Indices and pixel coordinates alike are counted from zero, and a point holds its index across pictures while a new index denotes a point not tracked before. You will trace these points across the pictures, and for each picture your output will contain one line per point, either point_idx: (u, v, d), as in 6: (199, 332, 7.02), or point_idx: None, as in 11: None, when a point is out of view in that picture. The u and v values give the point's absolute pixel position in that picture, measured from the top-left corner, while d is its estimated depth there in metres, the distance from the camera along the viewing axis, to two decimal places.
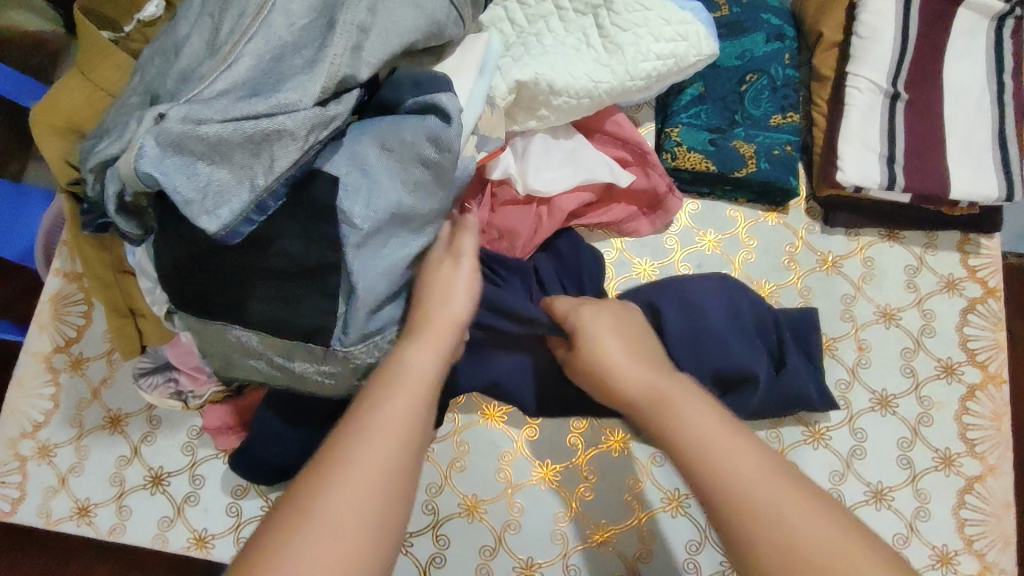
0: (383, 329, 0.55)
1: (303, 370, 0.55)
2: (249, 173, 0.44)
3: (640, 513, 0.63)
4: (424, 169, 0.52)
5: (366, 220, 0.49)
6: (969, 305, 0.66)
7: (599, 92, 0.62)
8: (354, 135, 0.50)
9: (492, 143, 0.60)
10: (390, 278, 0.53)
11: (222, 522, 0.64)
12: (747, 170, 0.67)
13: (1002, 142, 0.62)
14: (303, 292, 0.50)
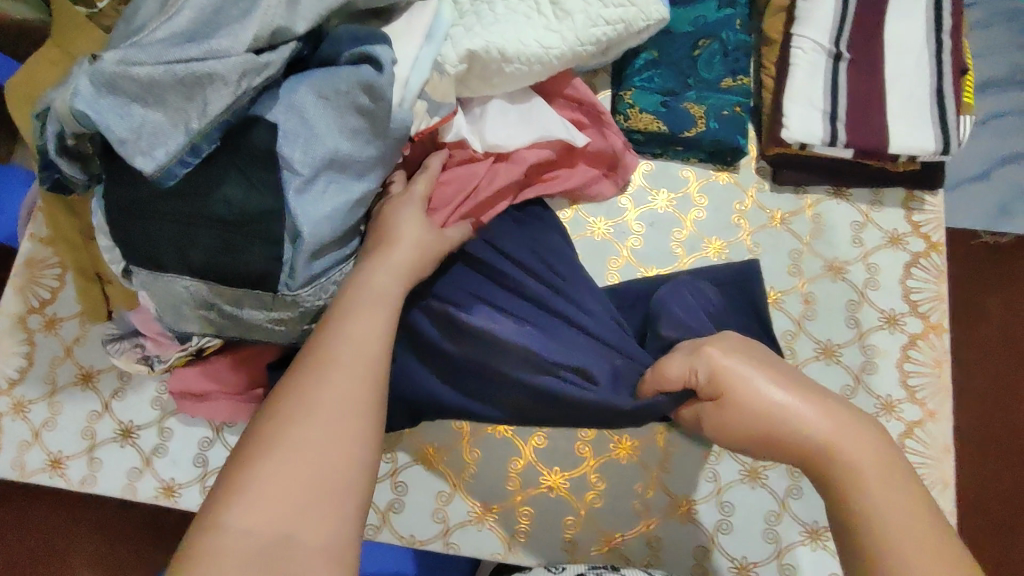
0: (327, 272, 0.60)
1: (251, 318, 0.59)
2: (183, 117, 0.50)
3: (591, 459, 0.65)
4: (359, 117, 0.55)
5: (304, 165, 0.54)
6: (912, 259, 0.68)
7: (550, 58, 0.63)
8: (292, 85, 0.55)
9: (445, 109, 0.62)
10: (333, 223, 0.56)
11: (189, 472, 0.67)
12: (697, 130, 0.69)
13: (939, 98, 0.64)
14: (245, 238, 0.54)
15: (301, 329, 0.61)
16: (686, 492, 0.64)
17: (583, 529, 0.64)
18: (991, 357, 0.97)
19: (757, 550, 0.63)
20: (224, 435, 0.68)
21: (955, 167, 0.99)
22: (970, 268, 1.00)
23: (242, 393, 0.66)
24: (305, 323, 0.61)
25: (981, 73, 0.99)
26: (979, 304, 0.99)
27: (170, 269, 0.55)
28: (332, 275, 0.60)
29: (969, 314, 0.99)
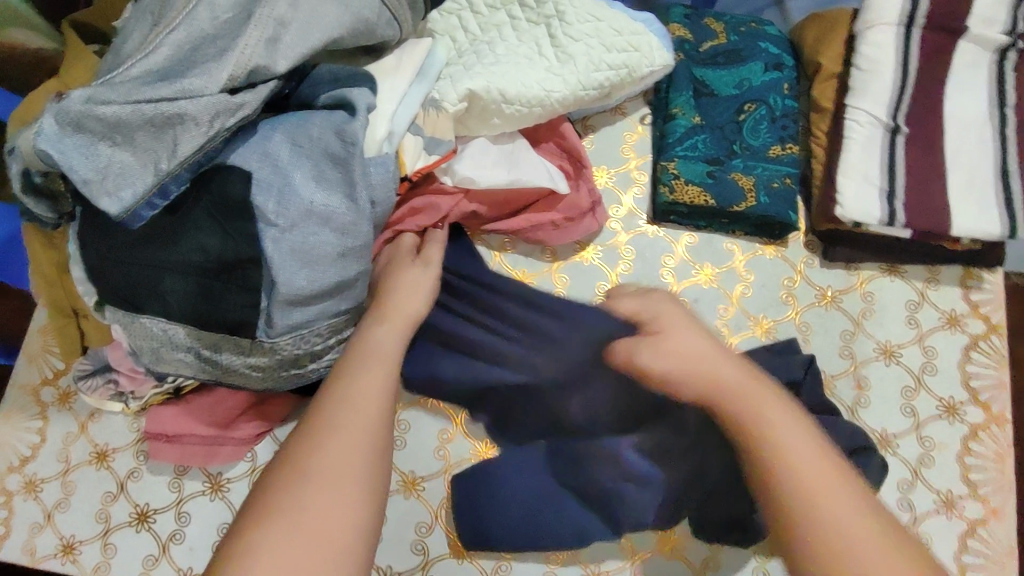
0: (313, 322, 0.60)
1: (230, 363, 0.59)
2: (152, 157, 0.50)
3: (633, 554, 0.62)
4: (333, 167, 0.56)
5: (279, 216, 0.54)
6: (971, 343, 0.65)
7: (552, 100, 0.65)
8: (267, 131, 0.56)
9: (445, 146, 0.64)
10: (311, 270, 0.56)
11: (209, 561, 0.63)
12: (746, 205, 0.65)
13: (1004, 177, 0.61)
14: (223, 285, 0.55)
15: (277, 376, 0.62)
16: None
17: None
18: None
19: None
20: None
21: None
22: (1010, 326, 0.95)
23: (219, 437, 0.64)
24: (281, 369, 0.61)
25: None
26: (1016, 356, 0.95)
27: (146, 311, 0.55)
28: (318, 328, 0.60)
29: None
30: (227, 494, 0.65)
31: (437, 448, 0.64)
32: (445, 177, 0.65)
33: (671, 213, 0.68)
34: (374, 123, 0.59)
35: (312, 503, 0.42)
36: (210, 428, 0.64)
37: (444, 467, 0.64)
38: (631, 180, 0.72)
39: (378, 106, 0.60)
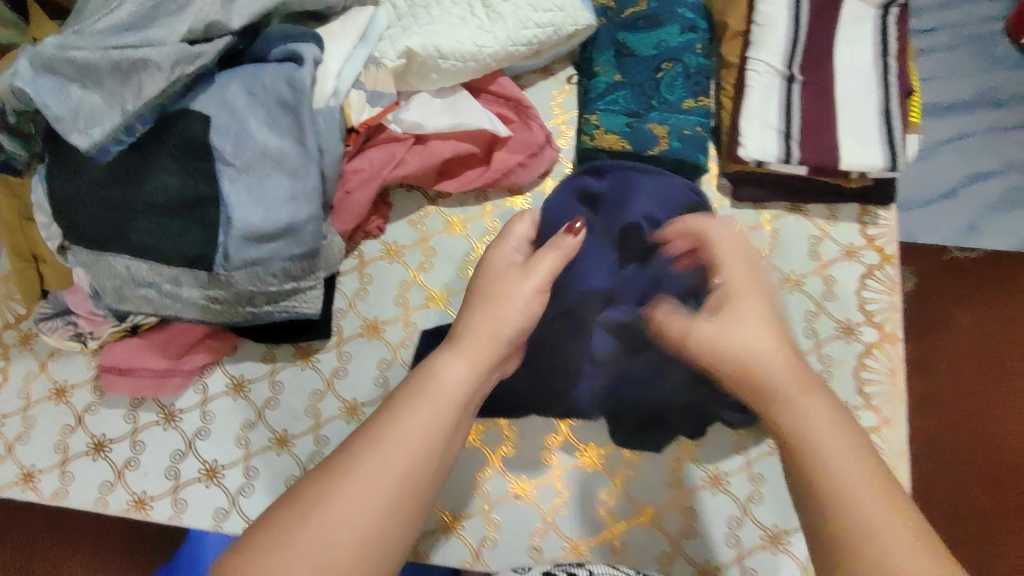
0: (266, 261, 0.61)
1: (190, 297, 0.62)
2: (118, 99, 0.52)
3: (558, 468, 0.67)
4: (285, 113, 0.59)
5: (236, 157, 0.58)
6: (867, 271, 0.71)
7: (484, 56, 0.69)
8: (222, 82, 0.59)
9: (387, 98, 0.68)
10: (267, 209, 0.59)
11: (160, 485, 0.67)
12: (659, 149, 0.71)
13: (887, 118, 0.67)
14: (184, 223, 0.58)
15: (234, 312, 0.64)
16: (649, 499, 0.66)
17: (549, 537, 0.65)
18: (959, 369, 0.98)
19: (717, 554, 0.64)
20: (196, 447, 0.68)
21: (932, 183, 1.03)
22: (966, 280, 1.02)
23: (175, 370, 0.68)
24: (237, 306, 0.64)
25: (962, 96, 1.04)
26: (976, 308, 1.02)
27: (110, 250, 0.60)
28: (272, 267, 0.62)
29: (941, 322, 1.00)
30: (179, 423, 0.69)
31: (377, 375, 0.69)
32: (391, 125, 0.69)
33: (593, 161, 0.74)
34: (322, 79, 0.63)
35: (346, 515, 0.41)
36: (163, 361, 0.68)
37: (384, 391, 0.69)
38: (559, 134, 0.78)
39: (325, 63, 0.63)
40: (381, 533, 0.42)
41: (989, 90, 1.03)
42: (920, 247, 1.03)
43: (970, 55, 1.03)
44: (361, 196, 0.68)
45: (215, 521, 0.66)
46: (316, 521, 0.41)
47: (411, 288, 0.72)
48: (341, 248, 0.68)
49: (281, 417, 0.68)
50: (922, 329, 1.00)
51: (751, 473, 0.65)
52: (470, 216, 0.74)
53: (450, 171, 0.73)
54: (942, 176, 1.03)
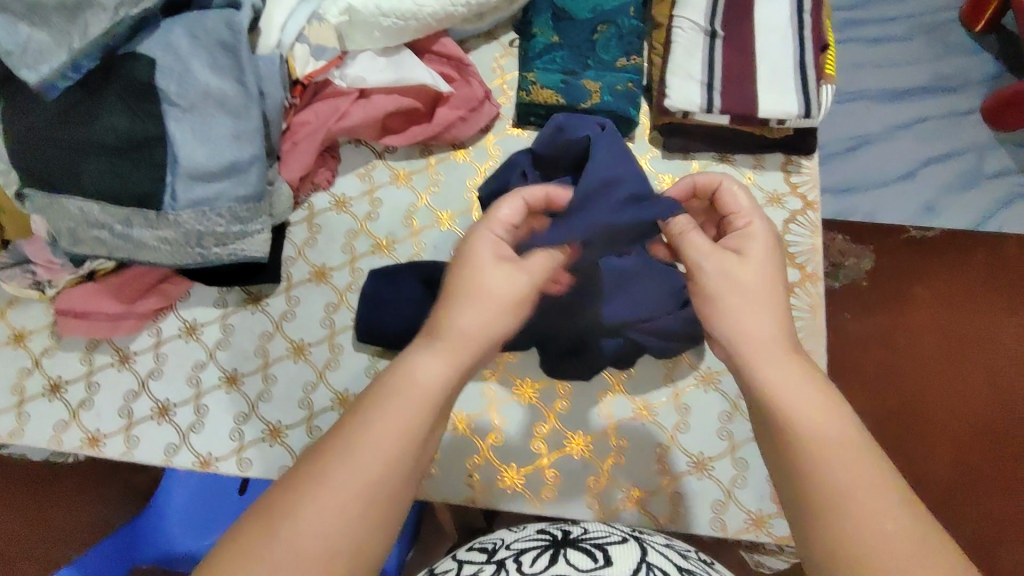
0: (213, 201, 0.65)
1: (140, 238, 0.64)
2: (65, 38, 0.57)
3: (495, 401, 0.70)
4: (225, 54, 0.63)
5: (180, 97, 0.62)
6: (790, 216, 0.75)
7: (423, 15, 0.72)
8: (167, 27, 0.63)
9: (331, 52, 0.71)
10: (212, 148, 0.63)
11: (114, 423, 0.70)
12: (591, 103, 0.75)
13: (801, 69, 0.71)
14: (133, 163, 0.62)
15: (183, 254, 0.66)
16: (581, 429, 0.69)
17: (484, 465, 0.68)
18: (920, 340, 1.14)
19: (644, 480, 0.67)
20: (149, 387, 0.71)
21: (890, 167, 1.17)
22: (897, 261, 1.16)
23: (129, 313, 0.71)
24: (187, 247, 0.66)
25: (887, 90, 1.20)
26: (914, 294, 1.16)
27: (63, 191, 0.62)
28: (219, 207, 0.65)
29: (905, 298, 1.15)
30: (133, 364, 0.72)
31: (323, 317, 0.72)
32: (336, 79, 0.73)
33: (531, 116, 0.78)
34: (266, 32, 0.67)
35: (311, 521, 0.40)
36: (117, 304, 0.71)
37: (329, 333, 0.72)
38: (500, 93, 0.81)
39: (269, 15, 0.67)
40: (359, 533, 0.41)
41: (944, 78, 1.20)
42: (879, 227, 1.17)
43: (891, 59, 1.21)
44: (307, 146, 0.72)
45: (166, 456, 0.69)
46: (284, 524, 0.40)
47: (358, 237, 0.75)
48: (289, 193, 0.71)
49: (231, 358, 0.71)
50: (883, 305, 1.15)
51: (676, 403, 0.70)
52: (415, 169, 0.78)
53: (395, 126, 0.77)
54: (890, 162, 1.18)
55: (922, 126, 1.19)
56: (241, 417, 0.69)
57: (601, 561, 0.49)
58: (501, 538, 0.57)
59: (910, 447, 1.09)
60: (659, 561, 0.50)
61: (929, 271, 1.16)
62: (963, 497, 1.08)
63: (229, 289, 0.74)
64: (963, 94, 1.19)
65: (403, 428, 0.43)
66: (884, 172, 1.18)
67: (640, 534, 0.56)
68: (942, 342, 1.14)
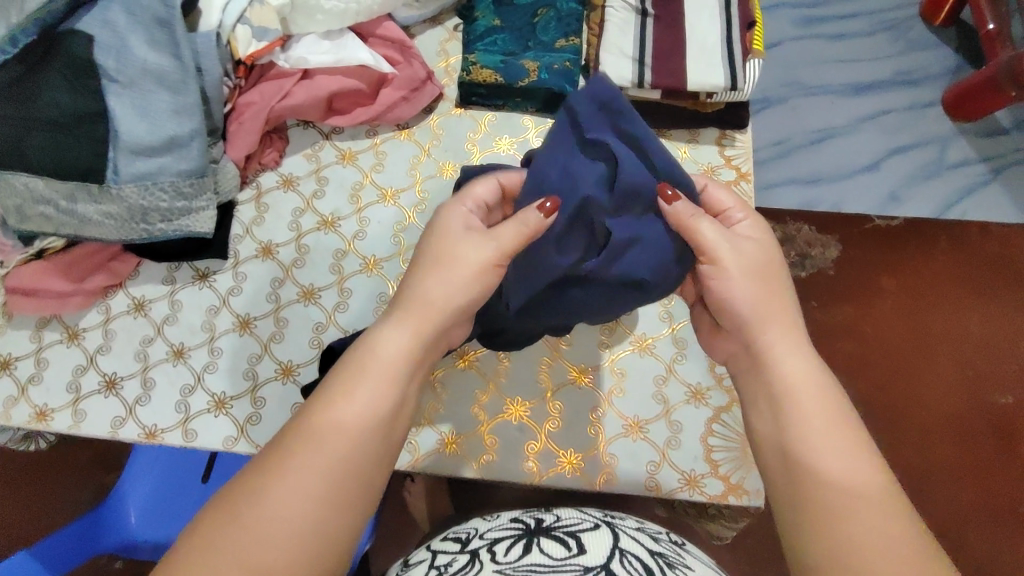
0: (156, 175, 0.67)
1: (85, 213, 0.65)
2: (5, 13, 0.62)
3: (436, 372, 0.71)
4: (162, 30, 0.66)
5: (118, 73, 0.64)
6: (724, 188, 0.77)
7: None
8: (104, 4, 0.65)
9: (272, 34, 0.72)
10: (151, 122, 0.65)
11: (62, 398, 0.71)
12: (529, 79, 0.78)
13: (728, 46, 0.74)
14: (73, 137, 0.63)
15: (127, 230, 0.67)
16: (518, 394, 0.70)
17: (424, 432, 0.69)
18: (886, 328, 1.15)
19: (580, 443, 0.68)
20: (97, 362, 0.72)
21: (850, 161, 1.19)
22: (869, 254, 1.17)
23: (78, 289, 0.72)
24: (132, 222, 0.67)
25: (853, 81, 1.22)
26: (882, 286, 1.16)
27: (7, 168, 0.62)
28: (162, 182, 0.67)
29: (871, 287, 1.16)
30: (82, 341, 0.72)
31: (269, 292, 0.74)
32: (279, 60, 0.75)
33: (473, 96, 0.80)
34: (208, 13, 0.69)
35: (279, 495, 0.42)
36: (65, 281, 0.71)
37: (275, 307, 0.74)
38: (444, 75, 0.83)
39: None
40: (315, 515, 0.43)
41: (911, 71, 1.22)
42: (844, 218, 1.17)
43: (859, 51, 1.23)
44: (251, 125, 0.74)
45: (112, 429, 0.70)
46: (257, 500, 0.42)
47: (304, 214, 0.77)
48: (234, 169, 0.73)
49: (179, 333, 0.73)
50: (850, 294, 1.16)
51: (612, 367, 0.71)
52: (360, 149, 0.80)
53: (341, 108, 0.79)
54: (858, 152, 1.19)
55: (884, 119, 1.21)
56: (187, 390, 0.71)
57: (576, 549, 0.47)
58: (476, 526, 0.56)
59: (879, 433, 1.10)
60: (633, 547, 0.48)
61: (896, 264, 1.17)
62: (934, 479, 1.09)
63: (179, 266, 0.75)
64: (924, 87, 1.22)
65: (364, 412, 0.47)
66: (850, 162, 1.19)
67: (613, 518, 0.54)
68: (908, 331, 1.15)
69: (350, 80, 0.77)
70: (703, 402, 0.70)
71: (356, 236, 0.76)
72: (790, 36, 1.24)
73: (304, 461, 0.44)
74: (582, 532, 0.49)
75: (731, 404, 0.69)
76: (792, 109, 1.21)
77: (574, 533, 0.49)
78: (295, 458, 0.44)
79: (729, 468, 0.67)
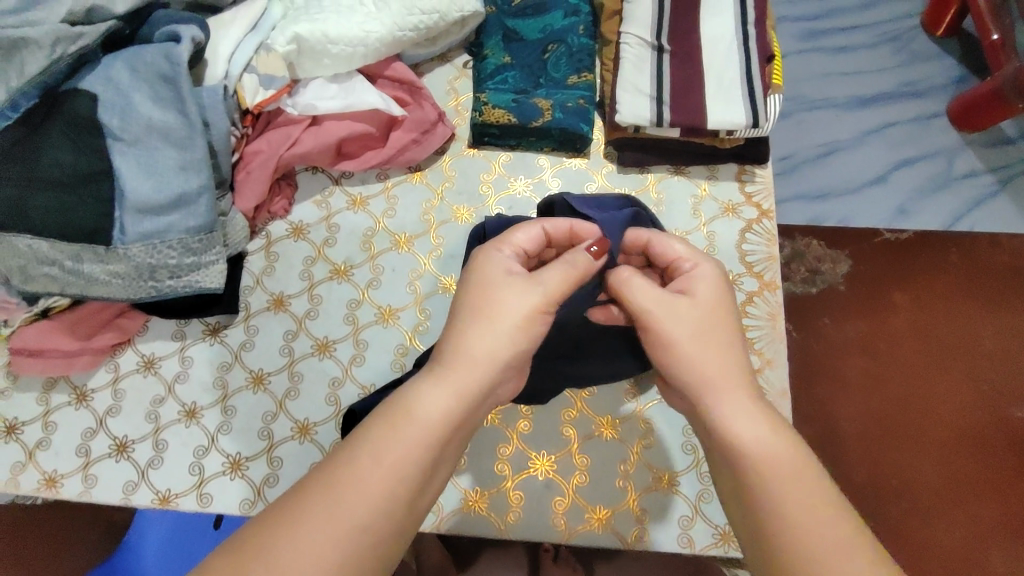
0: (165, 232, 0.64)
1: (91, 273, 0.63)
2: (3, 77, 0.59)
3: None
4: (166, 86, 0.64)
5: (124, 131, 0.62)
6: (746, 226, 0.75)
7: (372, 40, 0.72)
8: (108, 62, 0.63)
9: (279, 81, 0.70)
10: (157, 179, 0.63)
11: (71, 462, 0.68)
12: (543, 120, 0.75)
13: (748, 80, 0.72)
14: (79, 197, 0.61)
15: (136, 289, 0.65)
16: (544, 448, 0.68)
17: (447, 490, 0.66)
18: (900, 345, 1.12)
19: (609, 499, 0.66)
20: (107, 425, 0.69)
21: (859, 173, 1.16)
22: (879, 270, 1.14)
23: (87, 349, 0.69)
24: (140, 281, 0.65)
25: (860, 95, 1.20)
26: (895, 301, 1.13)
27: (8, 230, 0.59)
28: (169, 239, 0.64)
29: (884, 304, 1.13)
30: (91, 402, 0.70)
31: (282, 346, 0.72)
32: (286, 106, 0.73)
33: (485, 136, 0.78)
34: (214, 64, 0.68)
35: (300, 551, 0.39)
36: (71, 341, 0.69)
37: (289, 361, 0.71)
38: (455, 114, 0.82)
39: (215, 47, 0.68)
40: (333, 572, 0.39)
41: (915, 82, 1.20)
42: (856, 233, 1.15)
43: (865, 66, 1.21)
44: (260, 174, 0.72)
45: (125, 494, 0.67)
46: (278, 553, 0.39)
47: (316, 263, 0.75)
48: (242, 220, 0.71)
49: (190, 391, 0.70)
50: (863, 311, 1.13)
51: (639, 416, 0.69)
52: (371, 193, 0.78)
53: (350, 152, 0.77)
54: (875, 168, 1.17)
55: (889, 131, 1.18)
56: (200, 451, 0.68)
57: None
58: None
59: (898, 452, 1.07)
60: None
61: (909, 278, 1.14)
62: (956, 498, 1.05)
63: (188, 322, 0.73)
64: (930, 98, 1.19)
65: (391, 472, 0.43)
66: (859, 177, 1.16)
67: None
68: (922, 347, 1.12)
69: (358, 123, 0.75)
70: None
71: (370, 285, 0.74)
72: (792, 50, 1.22)
73: (333, 528, 0.40)
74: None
75: None
76: (798, 123, 1.19)
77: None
78: (317, 503, 0.41)
79: None
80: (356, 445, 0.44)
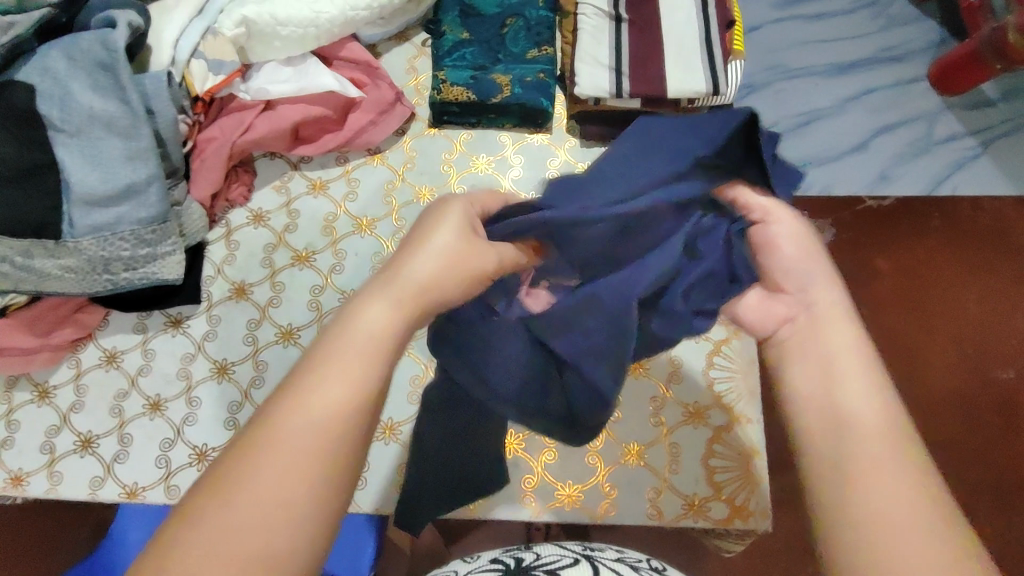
0: (116, 224, 0.63)
1: (42, 268, 0.62)
2: None
3: None
4: (106, 74, 0.62)
5: (65, 122, 0.61)
6: None
7: (323, 21, 0.70)
8: (45, 51, 0.62)
9: (229, 66, 0.68)
10: (105, 170, 0.62)
11: (36, 460, 0.68)
12: (502, 96, 0.75)
13: (708, 46, 0.71)
14: (23, 191, 0.59)
15: (90, 283, 0.64)
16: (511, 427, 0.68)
17: None
18: (883, 312, 1.11)
19: (578, 475, 0.66)
20: (71, 421, 0.69)
21: (839, 142, 1.15)
22: (860, 237, 1.13)
23: (47, 344, 0.69)
24: (94, 274, 0.64)
25: (837, 62, 1.18)
26: (875, 267, 1.13)
27: None
28: (122, 231, 0.63)
29: (866, 271, 1.13)
30: (54, 399, 0.69)
31: (246, 335, 0.71)
32: (238, 90, 0.71)
33: (445, 114, 0.77)
34: (159, 49, 0.66)
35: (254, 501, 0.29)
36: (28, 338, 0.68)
37: (253, 350, 0.71)
38: (415, 94, 0.80)
39: (160, 33, 0.66)
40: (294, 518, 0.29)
41: (895, 46, 1.18)
42: (835, 201, 1.14)
43: (843, 31, 1.18)
44: (215, 162, 0.71)
45: (91, 490, 0.67)
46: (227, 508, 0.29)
47: (277, 250, 0.74)
48: (198, 209, 0.70)
49: (154, 384, 0.70)
50: (846, 278, 1.13)
51: None
52: (331, 177, 0.77)
53: (308, 135, 0.76)
54: (857, 133, 1.15)
55: (869, 98, 1.16)
56: (166, 444, 0.68)
57: None
58: (454, 570, 0.51)
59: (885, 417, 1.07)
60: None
61: (888, 243, 1.13)
62: (944, 456, 1.06)
63: (150, 314, 0.72)
64: (909, 63, 1.17)
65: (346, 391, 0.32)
66: (837, 145, 1.15)
67: (593, 549, 0.51)
68: (905, 312, 1.11)
69: (313, 105, 0.73)
70: (703, 422, 0.67)
71: (333, 270, 0.73)
72: (768, 18, 1.19)
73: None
74: (564, 569, 0.46)
75: (732, 424, 0.67)
76: (777, 93, 1.17)
77: (555, 570, 0.46)
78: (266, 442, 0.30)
79: (733, 491, 0.65)
80: (272, 439, 0.30)
